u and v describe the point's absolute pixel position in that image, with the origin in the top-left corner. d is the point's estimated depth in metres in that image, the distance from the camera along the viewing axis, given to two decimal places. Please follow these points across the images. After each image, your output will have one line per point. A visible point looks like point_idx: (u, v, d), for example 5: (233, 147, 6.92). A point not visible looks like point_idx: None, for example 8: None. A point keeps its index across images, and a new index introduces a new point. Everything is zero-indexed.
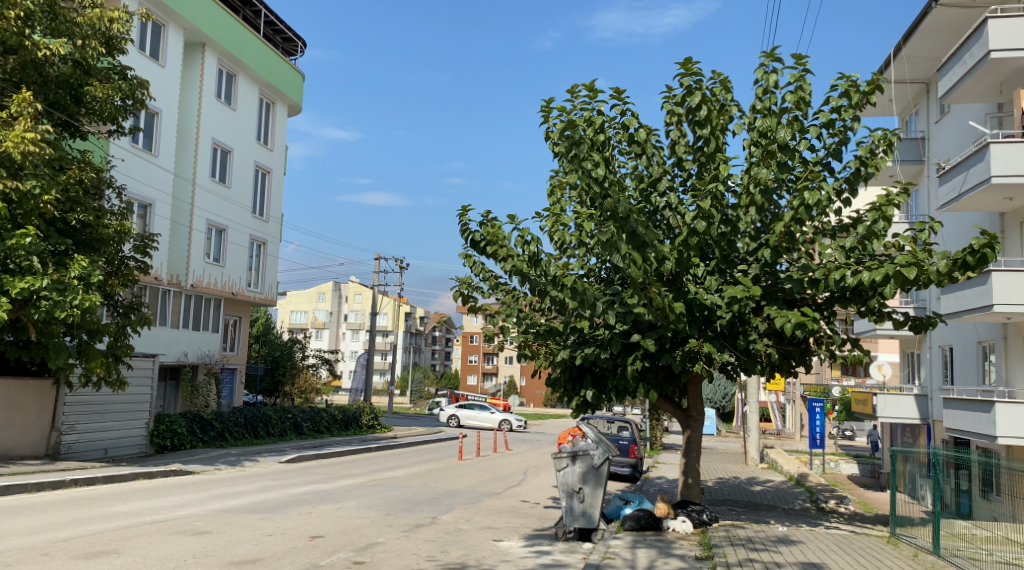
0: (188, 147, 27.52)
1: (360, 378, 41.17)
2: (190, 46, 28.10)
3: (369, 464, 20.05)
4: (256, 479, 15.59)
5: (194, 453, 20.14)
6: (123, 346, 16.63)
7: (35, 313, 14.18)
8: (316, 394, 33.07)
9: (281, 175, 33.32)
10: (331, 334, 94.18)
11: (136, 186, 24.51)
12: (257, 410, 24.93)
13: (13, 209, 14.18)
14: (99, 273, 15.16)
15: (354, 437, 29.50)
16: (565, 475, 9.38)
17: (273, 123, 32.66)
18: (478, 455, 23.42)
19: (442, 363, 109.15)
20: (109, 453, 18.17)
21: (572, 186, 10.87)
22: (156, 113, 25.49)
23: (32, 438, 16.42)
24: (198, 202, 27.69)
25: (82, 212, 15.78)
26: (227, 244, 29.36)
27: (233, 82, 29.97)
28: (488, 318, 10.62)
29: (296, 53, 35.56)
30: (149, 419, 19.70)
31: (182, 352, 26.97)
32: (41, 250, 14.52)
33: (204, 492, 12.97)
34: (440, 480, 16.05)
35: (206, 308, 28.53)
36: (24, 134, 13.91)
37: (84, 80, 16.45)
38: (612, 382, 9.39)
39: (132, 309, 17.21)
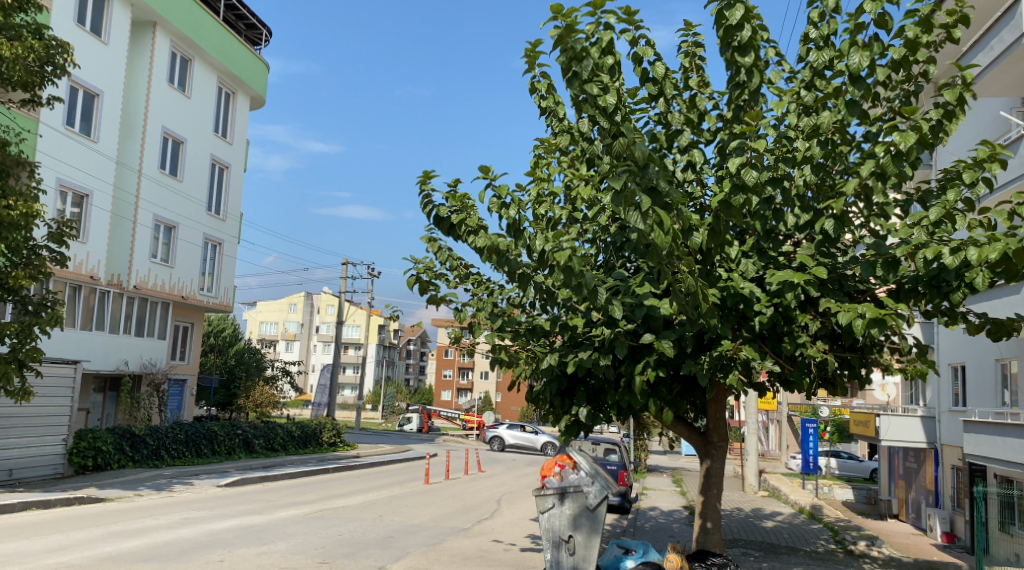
0: (135, 134, 25.05)
1: (325, 392, 38.63)
2: (139, 24, 25.70)
3: (323, 489, 17.61)
4: (179, 508, 13.14)
5: (120, 474, 17.62)
6: (30, 350, 14.28)
7: None
8: (274, 409, 30.43)
9: (240, 172, 30.84)
10: (302, 346, 91.30)
11: (70, 173, 22.02)
12: (201, 426, 22.32)
13: None
14: None
15: (312, 456, 26.95)
16: (550, 519, 7.20)
17: (232, 115, 30.19)
18: (449, 477, 21.09)
19: (416, 377, 106.56)
20: (13, 475, 15.86)
21: (563, 151, 8.57)
22: (97, 94, 23.05)
23: None
24: (144, 194, 25.16)
25: None
26: (177, 242, 26.80)
27: (187, 67, 27.54)
28: (454, 311, 8.33)
29: (260, 41, 33.35)
30: (68, 435, 17.39)
31: (121, 360, 24.35)
32: None
33: (100, 528, 10.55)
34: (398, 511, 13.66)
35: (153, 312, 26.02)
36: None
37: None
38: (613, 398, 7.09)
39: (43, 306, 14.79)
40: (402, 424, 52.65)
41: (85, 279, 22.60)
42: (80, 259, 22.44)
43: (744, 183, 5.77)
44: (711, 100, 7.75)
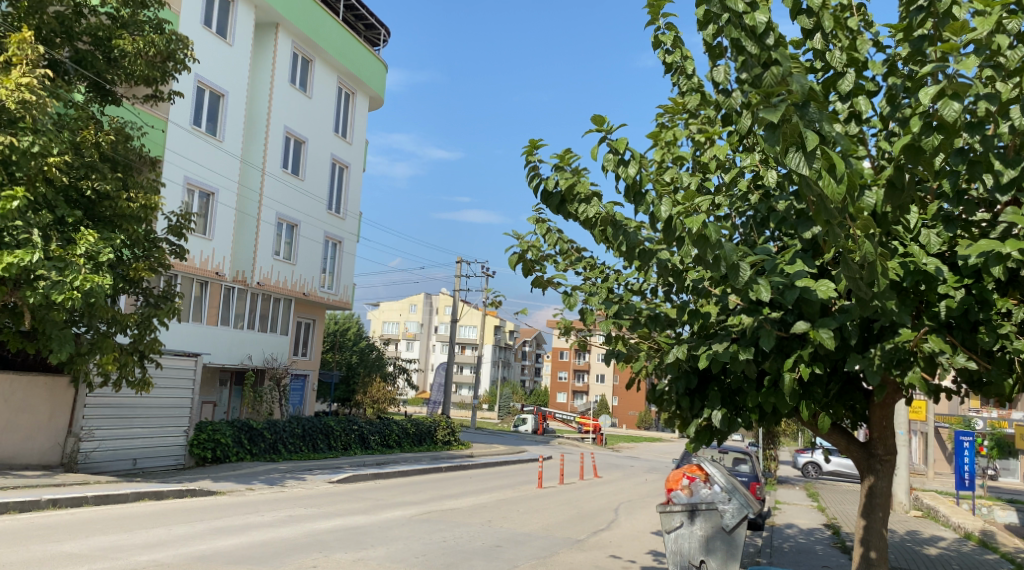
0: (259, 133, 25.50)
1: (443, 390, 38.54)
2: (263, 26, 26.19)
3: (434, 489, 17.05)
4: (287, 505, 12.79)
5: (238, 467, 17.70)
6: (150, 342, 14.25)
7: (29, 296, 11.38)
8: (392, 406, 30.36)
9: (359, 171, 31.01)
10: (421, 345, 93.00)
11: (198, 173, 22.58)
12: (317, 420, 22.36)
13: (13, 168, 11.64)
14: (110, 251, 12.29)
15: (426, 454, 26.66)
16: (678, 540, 6.27)
17: (352, 114, 30.41)
18: (565, 482, 20.08)
19: (533, 379, 106.36)
20: (137, 465, 16.19)
21: (693, 112, 7.38)
22: (222, 95, 23.57)
23: (45, 445, 14.24)
24: (267, 192, 25.55)
25: (99, 180, 13.19)
26: (298, 240, 27.15)
27: (309, 68, 27.89)
28: (564, 295, 7.28)
29: (379, 41, 33.60)
30: (190, 426, 17.66)
31: (246, 355, 24.86)
32: (46, 223, 11.94)
33: (202, 523, 10.28)
34: (509, 516, 12.79)
35: (276, 307, 26.46)
36: (20, 80, 11.47)
37: (115, 34, 14.24)
38: (754, 400, 5.89)
39: (163, 299, 14.72)
40: (517, 425, 52.35)
41: (210, 275, 23.16)
42: (206, 255, 22.97)
43: (940, 123, 4.47)
44: (875, 42, 6.39)
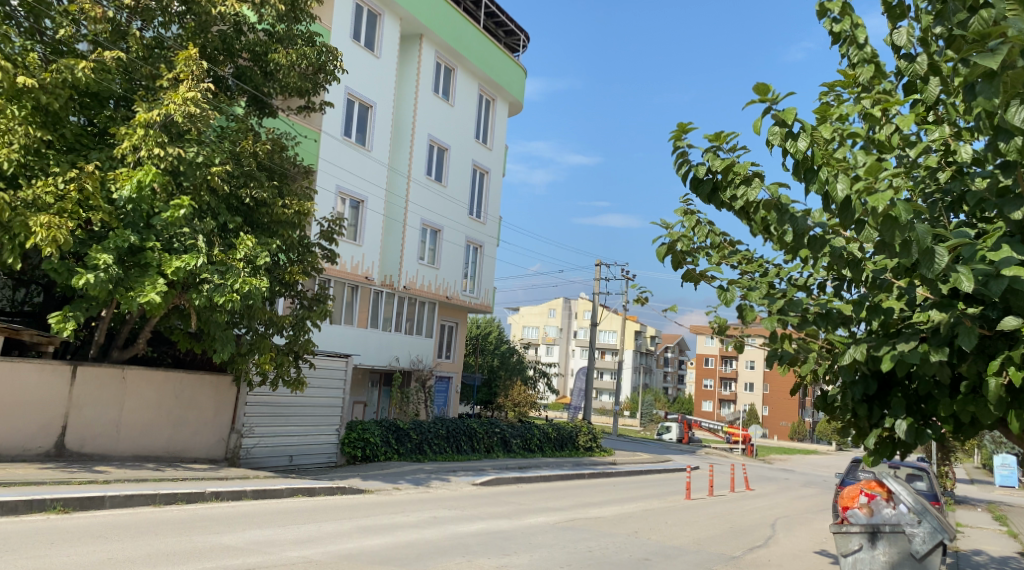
0: (404, 141, 26.18)
1: (584, 395, 38.13)
2: (409, 37, 26.88)
3: (578, 495, 16.71)
4: (432, 506, 12.84)
5: (385, 466, 18.10)
6: (304, 343, 14.71)
7: (196, 298, 11.98)
8: (533, 410, 30.31)
9: (500, 176, 31.24)
10: (561, 350, 92.98)
11: (349, 182, 23.43)
12: (461, 422, 22.59)
13: (181, 179, 12.37)
14: (267, 255, 12.70)
15: (569, 460, 26.36)
16: (859, 563, 6.41)
17: (493, 120, 30.70)
18: (714, 494, 19.19)
19: (676, 386, 103.87)
20: (293, 461, 16.92)
21: (867, 88, 6.66)
22: (370, 105, 24.35)
23: (210, 440, 15.04)
24: (412, 198, 26.15)
25: (257, 188, 13.75)
26: (442, 245, 27.64)
27: (451, 76, 28.37)
28: (720, 291, 6.73)
29: (519, 47, 33.76)
30: (341, 425, 18.25)
31: (394, 357, 25.53)
32: (210, 230, 12.56)
33: (351, 521, 10.45)
34: (657, 528, 12.24)
35: (422, 311, 27.07)
36: (186, 94, 11.99)
37: (271, 48, 14.85)
38: (947, 409, 5.16)
39: (316, 301, 15.22)
40: (660, 433, 51.14)
41: (361, 280, 23.93)
42: (357, 261, 23.77)
43: None
44: None
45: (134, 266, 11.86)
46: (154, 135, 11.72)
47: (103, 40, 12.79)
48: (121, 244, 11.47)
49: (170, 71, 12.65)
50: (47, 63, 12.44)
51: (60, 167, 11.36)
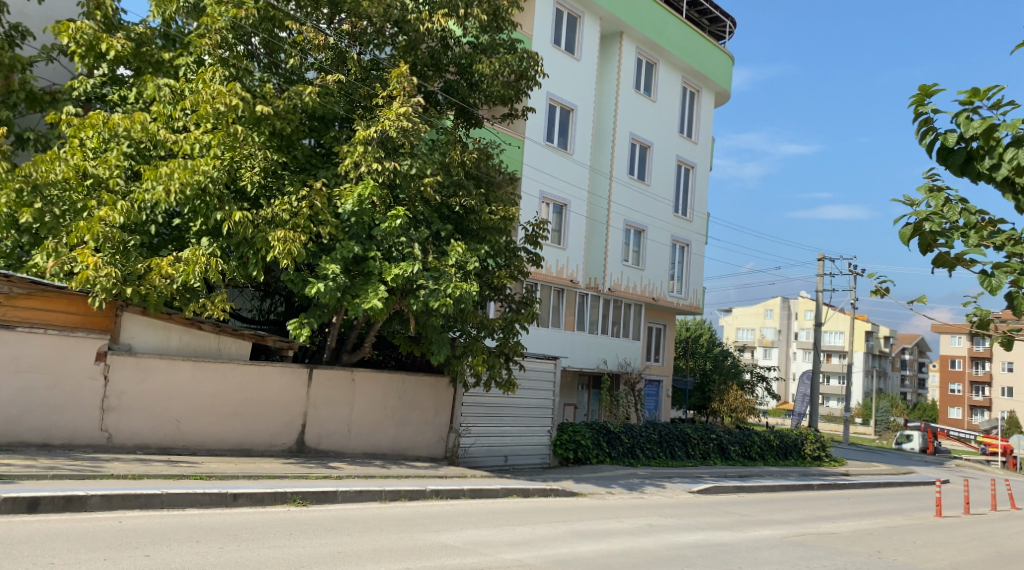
0: (606, 142, 25.94)
1: (808, 401, 35.68)
2: (610, 36, 26.63)
3: (806, 508, 15.50)
4: (647, 513, 12.45)
5: (598, 469, 17.92)
6: (514, 346, 14.78)
7: (413, 304, 12.45)
8: (751, 415, 28.81)
9: (707, 171, 30.11)
10: (781, 353, 88.15)
11: (553, 186, 23.58)
12: (674, 427, 21.93)
13: (398, 192, 12.92)
14: (476, 260, 12.95)
15: (794, 469, 24.68)
16: None
17: (698, 114, 29.65)
18: (971, 512, 17.02)
19: (914, 391, 94.75)
20: (508, 462, 17.23)
21: None
22: (571, 109, 24.37)
23: (430, 439, 15.66)
24: (615, 198, 25.83)
25: (466, 196, 14.07)
26: (648, 245, 27.09)
27: (653, 72, 27.76)
28: (985, 278, 5.73)
29: (725, 34, 32.37)
30: (552, 427, 18.36)
31: (602, 360, 25.36)
32: (424, 238, 12.99)
33: (566, 525, 10.32)
34: (904, 548, 10.96)
35: (629, 313, 26.68)
36: (399, 110, 12.50)
37: (475, 59, 15.13)
38: None
39: (524, 304, 15.34)
40: (900, 443, 46.74)
41: (567, 283, 23.97)
42: (561, 264, 23.82)
43: None
44: None
45: (359, 275, 12.53)
46: (372, 152, 12.27)
47: (327, 67, 13.69)
48: (347, 255, 12.17)
49: (385, 89, 13.23)
50: (281, 92, 13.51)
51: (293, 186, 12.23)
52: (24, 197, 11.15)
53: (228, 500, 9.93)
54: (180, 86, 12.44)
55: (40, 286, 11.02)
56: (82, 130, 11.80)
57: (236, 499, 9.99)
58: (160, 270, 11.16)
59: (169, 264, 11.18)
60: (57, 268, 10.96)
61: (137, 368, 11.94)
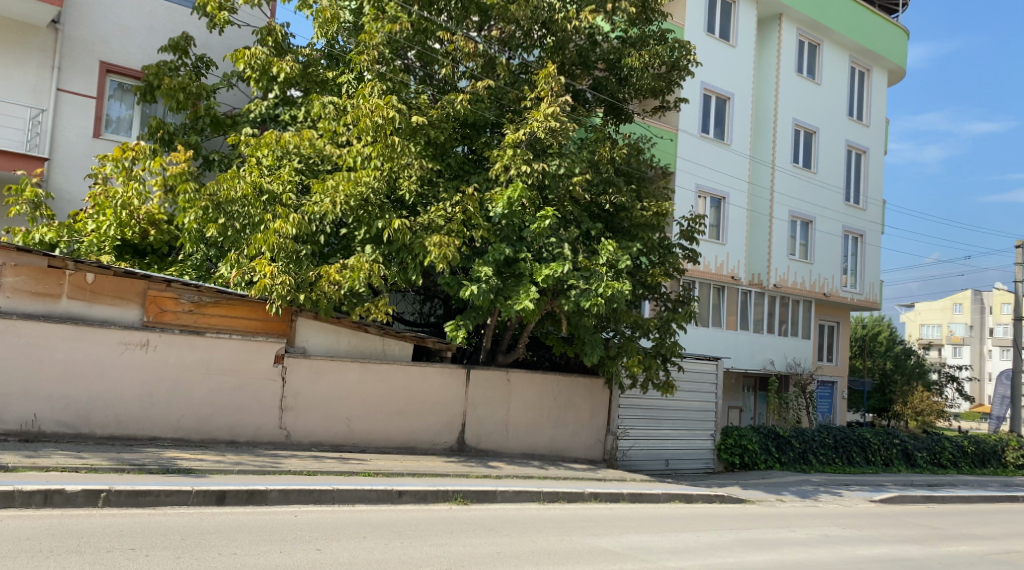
0: (767, 130, 24.75)
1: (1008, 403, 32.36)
2: (768, 19, 25.40)
3: (1009, 522, 13.98)
4: (822, 522, 11.65)
5: (766, 475, 17.10)
6: (671, 346, 14.34)
7: (565, 304, 12.39)
8: (940, 419, 26.49)
9: (882, 155, 28.04)
10: (974, 351, 80.66)
11: (711, 179, 22.79)
12: (851, 432, 20.55)
13: (547, 193, 12.90)
14: (628, 259, 12.69)
15: (993, 479, 22.39)
16: None
17: (869, 94, 27.66)
18: None
19: None
20: (670, 466, 16.92)
21: None
22: (728, 98, 23.45)
23: (587, 441, 15.56)
24: (778, 188, 24.59)
25: (616, 194, 13.82)
26: (816, 237, 25.60)
27: (817, 53, 26.19)
28: None
29: (898, 7, 30.01)
30: (716, 431, 17.84)
31: (769, 360, 24.20)
32: (574, 238, 12.90)
33: (732, 533, 9.85)
34: None
35: (796, 310, 25.32)
36: (547, 111, 12.44)
37: (624, 54, 14.87)
38: None
39: (680, 303, 14.90)
40: None
41: (727, 279, 23.04)
42: (720, 260, 22.92)
43: None
44: None
45: (511, 277, 12.64)
46: (521, 154, 12.30)
47: (478, 74, 13.91)
48: (499, 257, 12.31)
49: (533, 91, 13.24)
50: (434, 101, 13.88)
51: (448, 193, 12.56)
52: (210, 215, 12.17)
53: (394, 497, 10.28)
54: (342, 103, 13.08)
55: (225, 295, 11.95)
56: (259, 149, 12.73)
57: (401, 496, 10.31)
58: (329, 277, 11.74)
59: (337, 271, 11.78)
60: (239, 277, 12.01)
61: (310, 369, 12.65)
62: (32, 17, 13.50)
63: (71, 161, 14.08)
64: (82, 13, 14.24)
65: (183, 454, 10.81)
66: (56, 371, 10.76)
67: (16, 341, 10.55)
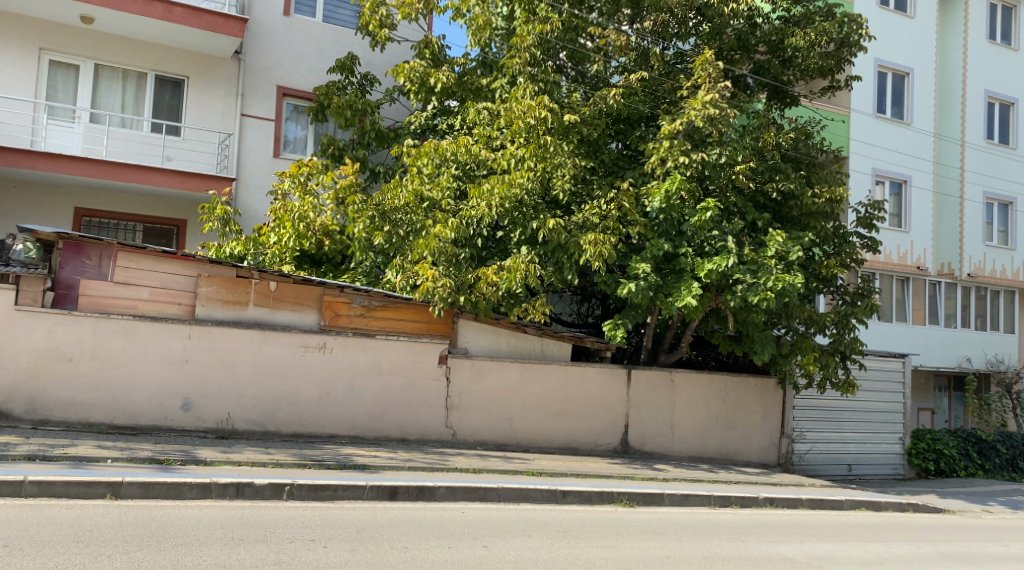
0: (955, 103, 22.54)
1: None
2: None
3: None
4: None
5: (967, 483, 15.60)
6: (851, 343, 13.34)
7: (731, 300, 11.86)
8: None
9: None
10: None
11: (890, 163, 21.15)
12: None
13: (707, 183, 12.43)
14: (799, 250, 11.94)
15: None
16: None
17: None
18: None
19: None
20: (852, 471, 16.05)
21: None
22: (907, 73, 21.68)
23: (761, 444, 14.83)
24: (970, 165, 22.34)
25: (783, 180, 12.99)
26: (1017, 221, 23.14)
27: (1011, 16, 23.69)
28: None
29: None
30: (904, 434, 16.77)
31: (964, 356, 22.01)
32: (739, 230, 12.34)
33: (927, 544, 9.00)
34: None
35: (995, 302, 22.96)
36: (705, 98, 11.88)
37: (787, 34, 14.07)
38: None
39: (860, 295, 13.86)
40: None
41: (912, 270, 21.31)
42: (904, 249, 21.23)
43: None
44: None
45: (671, 273, 12.27)
46: (678, 145, 11.86)
47: (631, 67, 13.68)
48: (657, 253, 11.95)
49: (689, 79, 12.79)
50: (588, 98, 13.77)
51: (602, 190, 12.42)
52: (377, 223, 12.50)
53: (559, 497, 10.24)
54: (496, 107, 13.24)
55: (392, 299, 12.43)
56: (419, 159, 13.07)
57: (566, 496, 10.26)
58: (487, 279, 11.92)
59: (494, 273, 11.92)
60: (404, 282, 12.14)
61: (473, 370, 12.88)
62: (216, 49, 14.72)
63: (255, 179, 15.20)
64: (260, 43, 15.37)
65: (358, 451, 11.33)
66: (245, 373, 11.62)
67: (212, 346, 11.48)
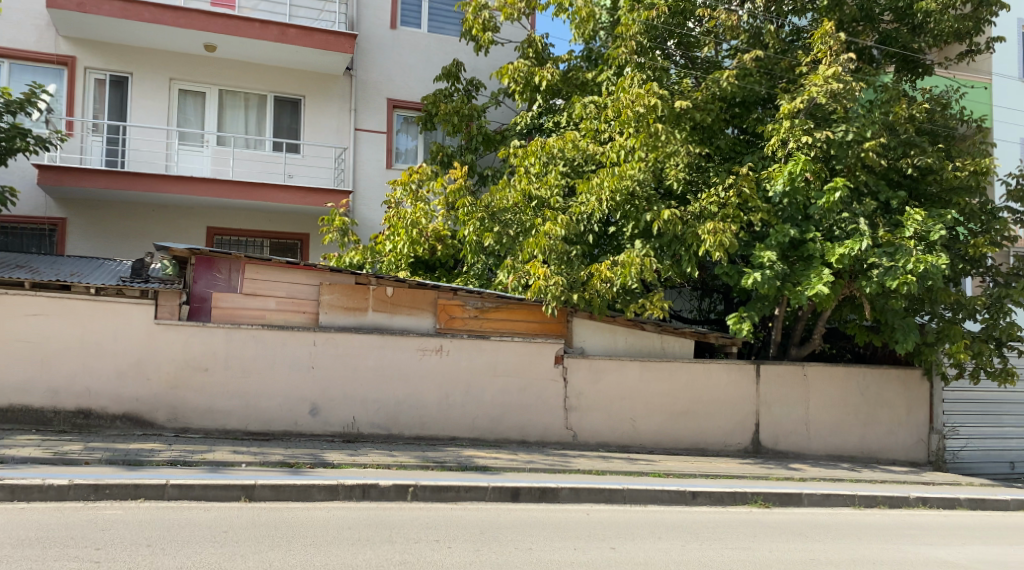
0: None
1: None
2: None
3: None
4: None
5: None
6: (1007, 328, 12.18)
7: (866, 286, 11.09)
8: None
9: None
10: None
11: None
12: None
13: (833, 163, 11.66)
14: (943, 229, 11.00)
15: None
16: None
17: None
18: None
19: None
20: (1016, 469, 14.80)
21: None
22: None
23: (907, 441, 13.80)
24: None
25: (920, 154, 12.03)
26: None
27: None
28: None
29: None
30: None
31: None
32: (871, 211, 11.55)
33: None
34: None
35: None
36: (827, 73, 11.24)
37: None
38: None
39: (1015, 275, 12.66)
40: None
41: None
42: None
43: None
44: None
45: (799, 261, 11.62)
46: (800, 124, 11.25)
47: (743, 48, 13.17)
48: (782, 240, 11.33)
49: (809, 55, 12.13)
50: (698, 83, 13.30)
51: (718, 176, 11.96)
52: (487, 224, 12.50)
53: (688, 498, 9.81)
54: (603, 100, 13.01)
55: (505, 299, 12.34)
56: (526, 158, 12.94)
57: (696, 497, 9.82)
58: (600, 276, 11.65)
59: (608, 268, 11.65)
60: (515, 282, 12.02)
61: (591, 370, 12.60)
62: (329, 67, 15.18)
63: (370, 191, 15.55)
64: (370, 57, 15.74)
65: (480, 453, 11.29)
66: (368, 378, 11.82)
67: (336, 352, 11.73)
